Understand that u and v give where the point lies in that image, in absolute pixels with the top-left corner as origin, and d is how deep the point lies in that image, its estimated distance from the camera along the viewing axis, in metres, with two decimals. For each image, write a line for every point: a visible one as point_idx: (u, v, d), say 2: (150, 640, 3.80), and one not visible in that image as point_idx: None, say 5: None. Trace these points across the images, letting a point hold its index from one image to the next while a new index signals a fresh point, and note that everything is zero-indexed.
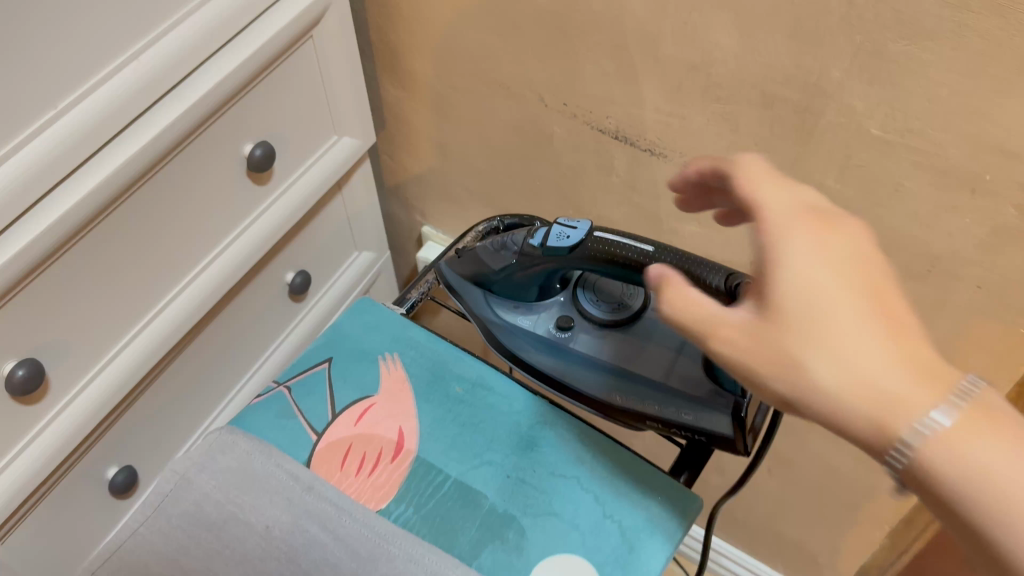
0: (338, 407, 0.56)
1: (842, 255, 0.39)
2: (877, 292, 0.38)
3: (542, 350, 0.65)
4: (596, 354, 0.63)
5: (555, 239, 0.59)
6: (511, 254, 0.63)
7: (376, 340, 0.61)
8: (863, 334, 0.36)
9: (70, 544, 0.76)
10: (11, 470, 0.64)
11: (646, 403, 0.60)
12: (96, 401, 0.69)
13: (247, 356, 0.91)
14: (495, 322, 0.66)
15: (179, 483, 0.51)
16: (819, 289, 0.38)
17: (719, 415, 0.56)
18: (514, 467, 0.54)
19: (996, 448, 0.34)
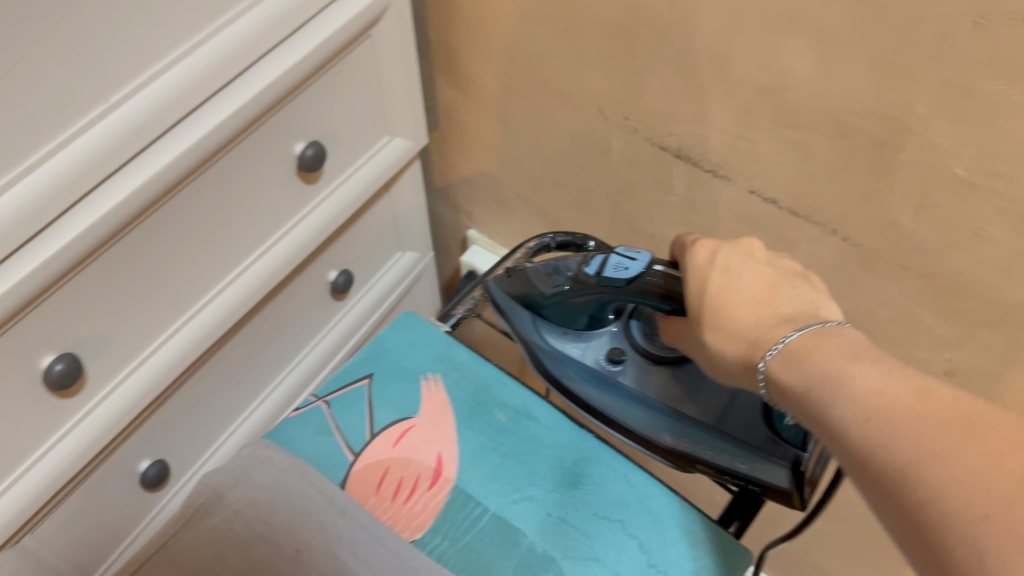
0: (377, 427, 0.54)
1: (728, 247, 0.54)
2: (753, 274, 0.52)
3: (591, 381, 0.64)
4: (644, 393, 0.62)
5: (612, 269, 0.57)
6: (564, 280, 0.61)
7: (419, 358, 0.59)
8: (741, 311, 0.50)
9: (103, 536, 0.75)
10: (45, 463, 0.63)
11: (698, 448, 0.60)
12: (133, 395, 0.68)
13: (287, 352, 0.90)
14: (544, 348, 0.66)
15: (211, 497, 0.50)
16: (705, 276, 0.53)
17: (776, 468, 0.56)
18: (555, 504, 0.52)
19: (822, 355, 0.45)
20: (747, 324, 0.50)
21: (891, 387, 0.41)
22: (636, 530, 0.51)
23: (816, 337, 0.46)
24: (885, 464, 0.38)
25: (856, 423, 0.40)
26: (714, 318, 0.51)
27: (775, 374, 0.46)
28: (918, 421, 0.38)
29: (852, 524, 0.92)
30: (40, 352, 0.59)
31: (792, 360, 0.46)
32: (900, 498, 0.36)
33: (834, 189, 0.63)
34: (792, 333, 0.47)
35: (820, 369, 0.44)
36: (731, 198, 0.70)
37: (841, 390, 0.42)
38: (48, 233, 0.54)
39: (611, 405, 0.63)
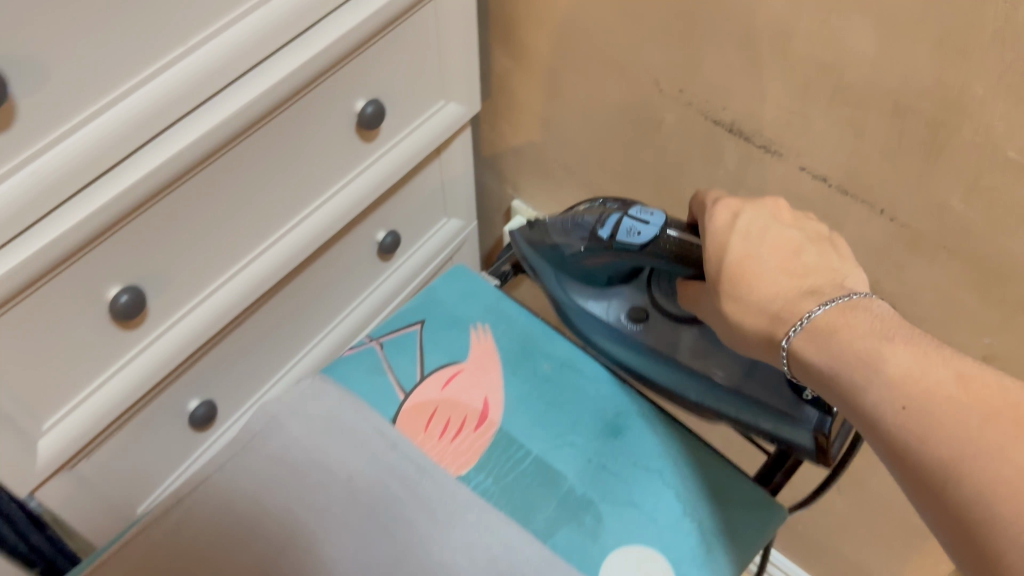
0: (427, 369, 0.57)
1: (748, 209, 0.55)
2: (774, 242, 0.53)
3: (614, 339, 0.66)
4: (665, 348, 0.63)
5: (625, 234, 0.59)
6: (580, 240, 0.63)
7: (469, 309, 0.61)
8: (761, 280, 0.51)
9: (148, 470, 0.78)
10: (103, 393, 0.66)
11: (722, 404, 0.61)
12: (189, 335, 0.70)
13: (333, 307, 0.92)
14: (570, 306, 0.68)
15: (269, 424, 0.52)
16: (725, 240, 0.54)
17: (799, 428, 0.57)
18: (596, 452, 0.54)
19: (851, 333, 0.47)
20: (771, 294, 0.51)
21: (928, 372, 0.43)
22: (674, 480, 0.53)
23: (843, 313, 0.48)
24: (931, 461, 0.41)
25: (896, 414, 0.43)
26: (734, 288, 0.52)
27: (799, 349, 0.49)
28: (965, 416, 0.41)
29: (876, 509, 0.93)
30: (108, 284, 0.61)
31: (820, 337, 0.48)
32: (947, 500, 0.40)
33: (886, 169, 0.64)
34: (818, 309, 0.48)
35: (849, 348, 0.46)
36: (781, 174, 0.71)
37: (876, 374, 0.44)
38: (123, 168, 0.56)
39: (637, 360, 0.65)
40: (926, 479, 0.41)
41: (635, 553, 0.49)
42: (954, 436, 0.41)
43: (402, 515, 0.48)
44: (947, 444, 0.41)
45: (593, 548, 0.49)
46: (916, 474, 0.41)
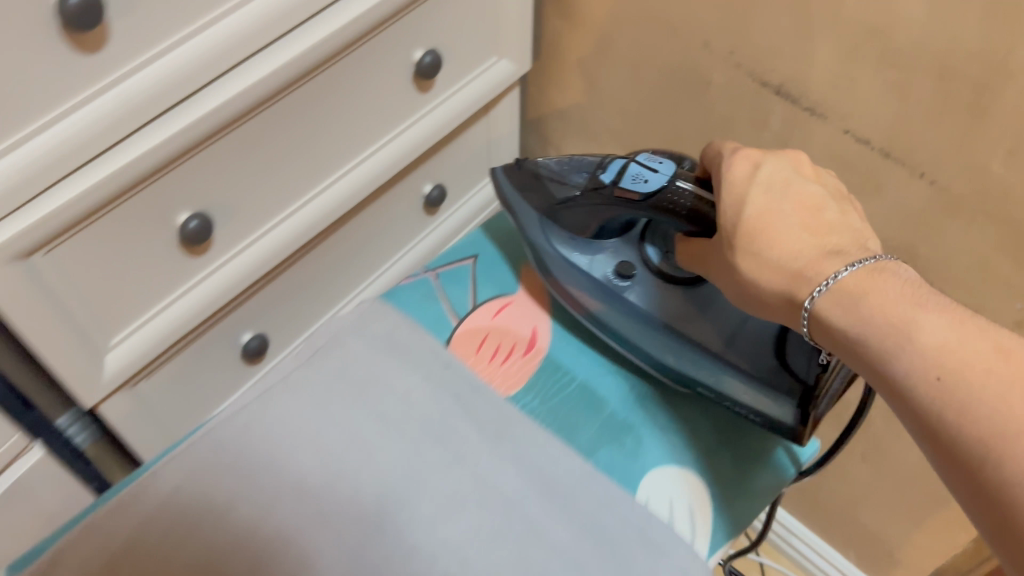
0: (478, 300, 0.66)
1: (769, 164, 0.55)
2: (795, 197, 0.53)
3: (597, 295, 0.63)
4: (649, 308, 0.62)
5: (630, 180, 0.58)
6: (579, 187, 0.62)
7: (514, 247, 0.71)
8: (783, 237, 0.51)
9: (200, 397, 0.81)
10: (167, 316, 0.69)
11: (699, 370, 0.59)
12: (248, 267, 0.73)
13: (379, 255, 0.95)
14: (552, 256, 0.65)
15: (332, 341, 0.57)
16: (745, 192, 0.53)
17: (779, 400, 0.57)
18: (634, 379, 0.63)
19: (881, 297, 0.46)
20: (793, 251, 0.50)
21: (964, 343, 0.43)
22: (698, 406, 0.62)
23: (870, 275, 0.47)
24: (966, 439, 0.41)
25: (929, 385, 0.43)
26: (752, 243, 0.51)
27: (822, 310, 0.48)
28: (1002, 394, 0.41)
29: (899, 477, 0.95)
30: (178, 210, 0.64)
31: (847, 299, 0.47)
32: (982, 475, 0.40)
33: (929, 133, 0.65)
34: (843, 270, 0.48)
35: (877, 313, 0.46)
36: (826, 137, 0.73)
37: (909, 342, 0.44)
38: (199, 97, 0.59)
39: (616, 320, 0.62)
40: (960, 454, 0.41)
41: (670, 469, 0.58)
42: (992, 411, 0.40)
43: (456, 427, 0.53)
44: (985, 419, 0.40)
45: (632, 464, 0.57)
46: (953, 449, 0.41)
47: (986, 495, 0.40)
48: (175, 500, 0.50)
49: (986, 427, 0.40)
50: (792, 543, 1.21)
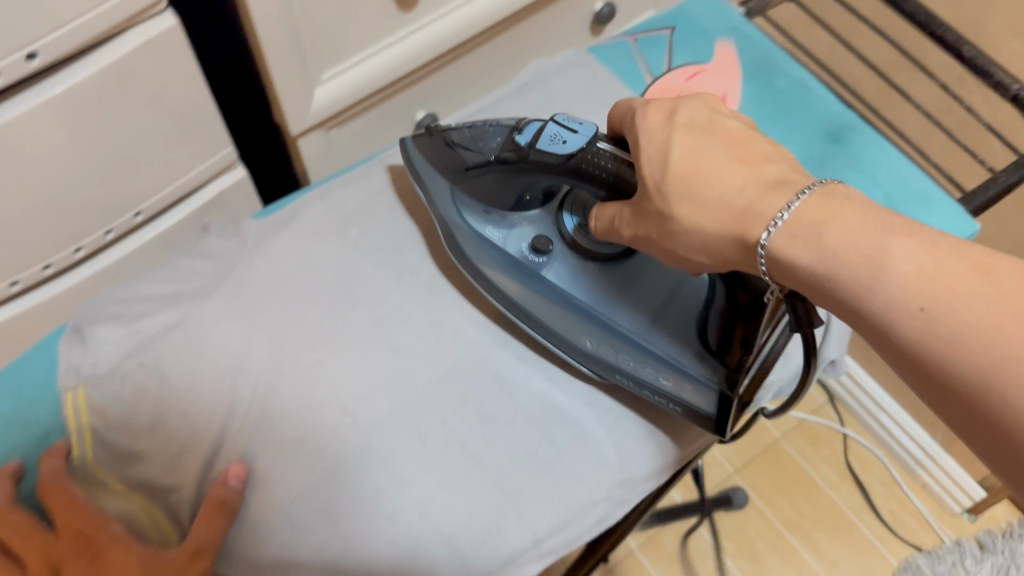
0: (674, 63, 0.63)
1: (687, 104, 0.44)
2: (722, 134, 0.42)
3: (511, 275, 0.51)
4: (570, 289, 0.50)
5: (546, 142, 0.46)
6: (492, 151, 0.49)
7: (717, 24, 0.65)
8: (717, 173, 0.40)
9: (366, 146, 0.84)
10: (365, 67, 0.73)
11: (619, 358, 0.48)
12: (437, 36, 0.75)
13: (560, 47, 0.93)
14: (461, 229, 0.51)
15: (538, 78, 0.61)
16: (666, 138, 0.43)
17: (705, 389, 0.47)
18: (820, 150, 0.59)
19: (844, 226, 0.36)
20: (733, 190, 0.40)
21: (944, 264, 0.33)
22: (884, 184, 0.58)
23: (820, 206, 0.37)
24: (956, 370, 0.32)
25: (911, 318, 0.33)
26: (686, 188, 0.41)
27: (779, 249, 0.37)
28: (996, 315, 0.31)
29: None
30: None
31: (806, 232, 0.37)
32: (980, 412, 0.31)
33: None
34: (795, 200, 0.37)
35: (842, 243, 0.35)
36: None
37: (883, 276, 0.34)
38: None
39: (534, 301, 0.50)
40: (956, 386, 0.32)
41: None
42: (980, 334, 0.31)
43: None
44: (974, 346, 0.31)
45: None
46: (944, 387, 0.32)
47: (989, 437, 0.32)
48: (397, 181, 0.57)
49: (975, 356, 0.31)
50: (882, 421, 1.10)
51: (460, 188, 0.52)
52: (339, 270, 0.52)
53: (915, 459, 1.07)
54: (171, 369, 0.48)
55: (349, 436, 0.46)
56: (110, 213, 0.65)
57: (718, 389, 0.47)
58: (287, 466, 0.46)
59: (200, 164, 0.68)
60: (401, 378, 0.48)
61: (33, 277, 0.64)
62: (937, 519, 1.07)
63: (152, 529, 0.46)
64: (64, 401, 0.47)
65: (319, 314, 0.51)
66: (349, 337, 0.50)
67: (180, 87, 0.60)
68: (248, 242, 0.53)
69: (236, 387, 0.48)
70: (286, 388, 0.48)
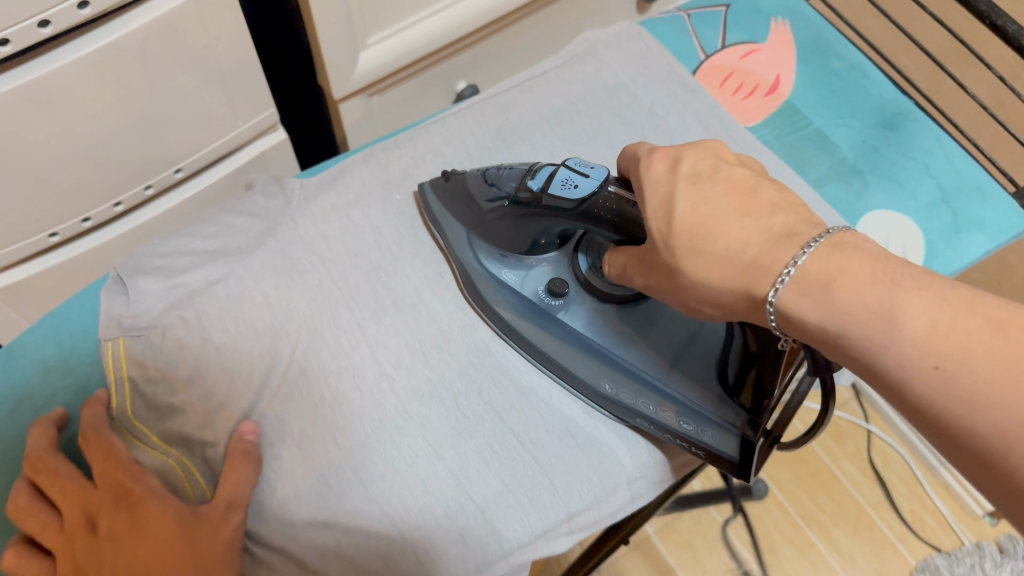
0: (727, 41, 0.62)
1: (691, 151, 0.40)
2: (728, 183, 0.38)
3: (528, 319, 0.49)
4: (590, 335, 0.48)
5: (558, 187, 0.43)
6: (504, 195, 0.47)
7: (773, 5, 0.64)
8: (723, 227, 0.37)
9: (405, 117, 0.83)
10: (406, 35, 0.72)
11: (641, 402, 0.46)
12: (482, 7, 0.73)
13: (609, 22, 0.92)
14: (478, 274, 0.50)
15: (588, 49, 0.60)
16: (669, 189, 0.39)
17: (725, 433, 0.45)
18: (872, 136, 0.58)
19: (854, 282, 0.32)
20: (740, 242, 0.36)
21: (959, 319, 0.30)
22: (937, 172, 0.56)
23: (828, 256, 0.33)
24: (973, 432, 0.29)
25: (926, 378, 0.30)
26: (691, 241, 0.37)
27: (790, 307, 0.34)
28: (1011, 376, 0.29)
29: None
30: None
31: (814, 288, 0.33)
32: (1000, 477, 0.29)
33: None
34: (800, 254, 0.34)
35: (853, 301, 0.32)
36: None
37: (896, 335, 0.31)
38: None
39: (550, 345, 0.48)
40: (973, 445, 0.29)
41: (883, 218, 0.55)
42: (999, 396, 0.29)
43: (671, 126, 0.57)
44: (991, 410, 0.29)
45: (854, 204, 0.55)
46: (963, 449, 0.30)
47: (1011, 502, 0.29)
48: (441, 149, 0.56)
49: (992, 420, 0.29)
50: None
51: (475, 233, 0.50)
52: (381, 236, 0.52)
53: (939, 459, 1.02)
54: (213, 326, 0.48)
55: (387, 401, 0.46)
56: (151, 169, 0.65)
57: (741, 432, 0.45)
58: (325, 427, 0.45)
59: (241, 124, 0.68)
60: (438, 344, 0.48)
61: (72, 226, 0.64)
62: (956, 518, 1.01)
63: (190, 487, 0.44)
64: (103, 352, 0.46)
65: (359, 279, 0.50)
66: (391, 303, 0.49)
67: (229, 44, 0.59)
68: (292, 201, 0.53)
69: (276, 347, 0.47)
70: (325, 351, 0.47)
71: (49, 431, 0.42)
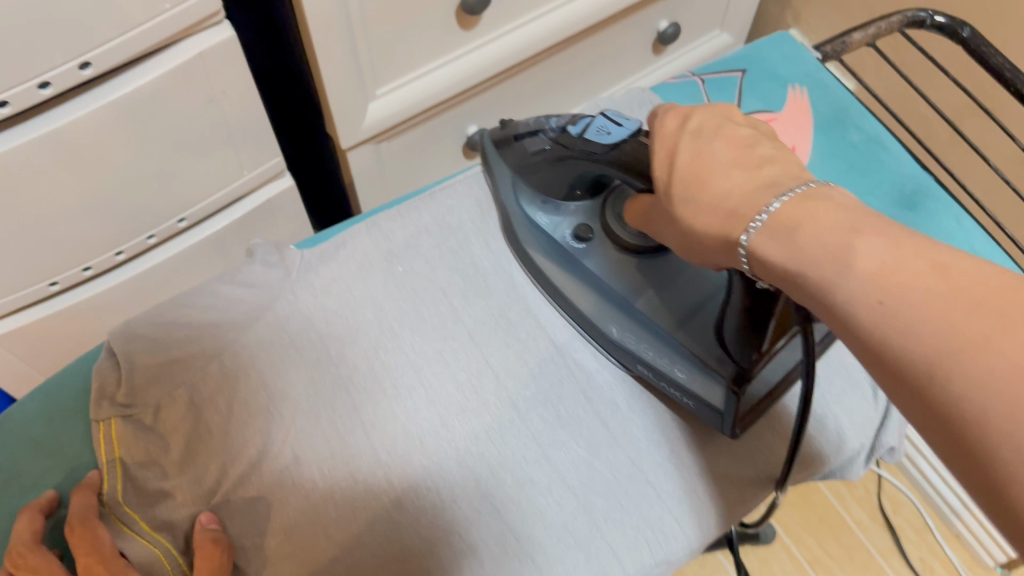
0: (742, 111, 0.62)
1: (702, 109, 0.42)
2: (730, 136, 0.39)
3: (551, 259, 0.52)
4: (605, 278, 0.50)
5: (593, 132, 0.46)
6: (545, 137, 0.50)
7: (791, 70, 0.64)
8: (717, 174, 0.37)
9: (415, 168, 0.83)
10: (417, 86, 0.70)
11: (643, 348, 0.48)
12: (495, 56, 0.73)
13: (623, 72, 0.90)
14: (515, 214, 0.53)
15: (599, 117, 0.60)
16: (674, 144, 0.41)
17: (715, 383, 0.46)
18: (889, 215, 0.57)
19: (819, 224, 0.32)
20: (725, 193, 0.37)
21: (908, 259, 0.29)
22: None
23: (801, 205, 0.33)
24: (909, 358, 0.27)
25: (870, 313, 0.28)
26: (686, 188, 0.38)
27: (757, 248, 0.34)
28: (945, 306, 0.27)
29: None
30: None
31: (783, 230, 0.33)
32: (939, 408, 0.26)
33: None
34: (774, 201, 0.34)
35: (812, 240, 0.31)
36: None
37: (845, 273, 0.30)
38: None
39: (570, 288, 0.51)
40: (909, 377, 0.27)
41: None
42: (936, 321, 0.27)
43: None
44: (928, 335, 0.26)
45: None
46: (904, 378, 0.27)
47: (951, 445, 0.26)
48: (447, 217, 0.55)
49: (925, 344, 0.26)
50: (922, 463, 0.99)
51: (516, 176, 0.53)
52: (381, 309, 0.51)
53: (951, 507, 0.98)
54: (209, 404, 0.47)
55: (380, 491, 0.45)
56: (153, 220, 0.63)
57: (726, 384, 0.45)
58: (314, 519, 0.44)
59: (247, 173, 0.66)
60: (439, 429, 0.47)
61: (71, 277, 0.63)
62: (966, 567, 0.97)
63: None
64: (97, 433, 0.45)
65: (358, 355, 0.49)
66: (389, 384, 0.48)
67: (235, 99, 0.58)
68: (293, 273, 0.51)
69: (270, 429, 0.47)
70: (319, 435, 0.46)
71: (35, 521, 0.42)
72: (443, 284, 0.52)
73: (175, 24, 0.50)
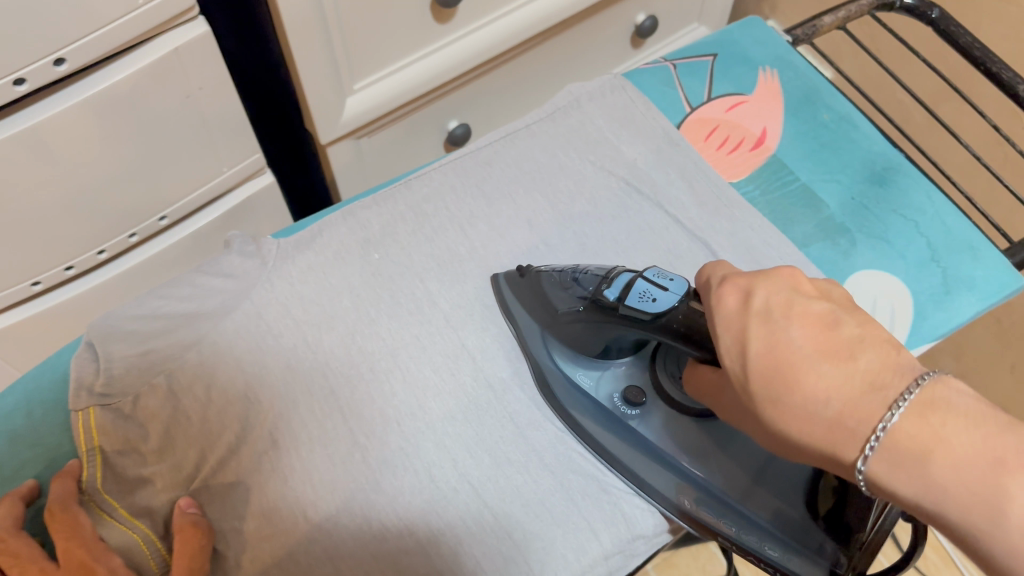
0: (714, 94, 0.63)
1: (763, 282, 0.35)
2: (805, 317, 0.33)
3: (597, 421, 0.47)
4: (663, 444, 0.46)
5: (635, 298, 0.41)
6: (579, 298, 0.45)
7: (762, 53, 0.65)
8: (808, 374, 0.31)
9: (399, 163, 0.83)
10: (394, 81, 0.71)
11: (721, 521, 0.43)
12: (471, 49, 0.73)
13: (603, 65, 0.91)
14: (553, 374, 0.49)
15: (571, 103, 0.61)
16: (744, 328, 0.34)
17: (810, 563, 0.41)
18: (860, 192, 0.58)
19: (950, 454, 0.27)
20: (822, 396, 0.30)
21: None
22: (927, 231, 0.56)
23: (923, 420, 0.28)
24: None
25: None
26: (769, 391, 0.32)
27: (882, 478, 0.29)
28: None
29: None
30: None
31: (909, 459, 0.28)
32: None
33: None
34: (889, 415, 0.29)
35: (955, 481, 0.26)
36: None
37: (996, 516, 0.25)
38: None
39: (621, 448, 0.46)
40: None
41: (875, 279, 0.54)
42: None
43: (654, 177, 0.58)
44: None
45: (842, 262, 0.55)
46: None
47: None
48: (423, 206, 0.55)
49: None
50: None
51: (547, 331, 0.48)
52: (358, 295, 0.51)
53: None
54: (186, 395, 0.47)
55: (361, 472, 0.45)
56: (136, 217, 0.64)
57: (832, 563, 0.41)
58: (290, 499, 0.45)
59: (227, 170, 0.67)
60: (417, 412, 0.47)
61: (53, 276, 0.63)
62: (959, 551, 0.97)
63: (152, 561, 0.43)
64: (75, 422, 0.45)
65: (335, 344, 0.49)
66: (366, 367, 0.49)
67: (211, 95, 0.59)
68: (269, 261, 0.52)
69: (248, 416, 0.47)
70: (297, 419, 0.47)
71: (15, 508, 0.42)
72: (418, 271, 0.53)
73: (152, 17, 0.50)
